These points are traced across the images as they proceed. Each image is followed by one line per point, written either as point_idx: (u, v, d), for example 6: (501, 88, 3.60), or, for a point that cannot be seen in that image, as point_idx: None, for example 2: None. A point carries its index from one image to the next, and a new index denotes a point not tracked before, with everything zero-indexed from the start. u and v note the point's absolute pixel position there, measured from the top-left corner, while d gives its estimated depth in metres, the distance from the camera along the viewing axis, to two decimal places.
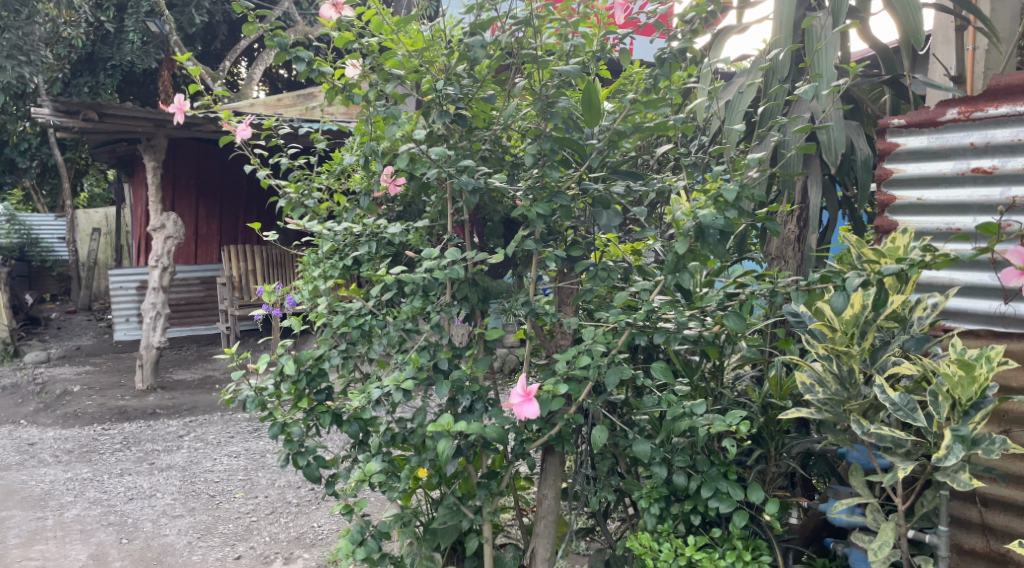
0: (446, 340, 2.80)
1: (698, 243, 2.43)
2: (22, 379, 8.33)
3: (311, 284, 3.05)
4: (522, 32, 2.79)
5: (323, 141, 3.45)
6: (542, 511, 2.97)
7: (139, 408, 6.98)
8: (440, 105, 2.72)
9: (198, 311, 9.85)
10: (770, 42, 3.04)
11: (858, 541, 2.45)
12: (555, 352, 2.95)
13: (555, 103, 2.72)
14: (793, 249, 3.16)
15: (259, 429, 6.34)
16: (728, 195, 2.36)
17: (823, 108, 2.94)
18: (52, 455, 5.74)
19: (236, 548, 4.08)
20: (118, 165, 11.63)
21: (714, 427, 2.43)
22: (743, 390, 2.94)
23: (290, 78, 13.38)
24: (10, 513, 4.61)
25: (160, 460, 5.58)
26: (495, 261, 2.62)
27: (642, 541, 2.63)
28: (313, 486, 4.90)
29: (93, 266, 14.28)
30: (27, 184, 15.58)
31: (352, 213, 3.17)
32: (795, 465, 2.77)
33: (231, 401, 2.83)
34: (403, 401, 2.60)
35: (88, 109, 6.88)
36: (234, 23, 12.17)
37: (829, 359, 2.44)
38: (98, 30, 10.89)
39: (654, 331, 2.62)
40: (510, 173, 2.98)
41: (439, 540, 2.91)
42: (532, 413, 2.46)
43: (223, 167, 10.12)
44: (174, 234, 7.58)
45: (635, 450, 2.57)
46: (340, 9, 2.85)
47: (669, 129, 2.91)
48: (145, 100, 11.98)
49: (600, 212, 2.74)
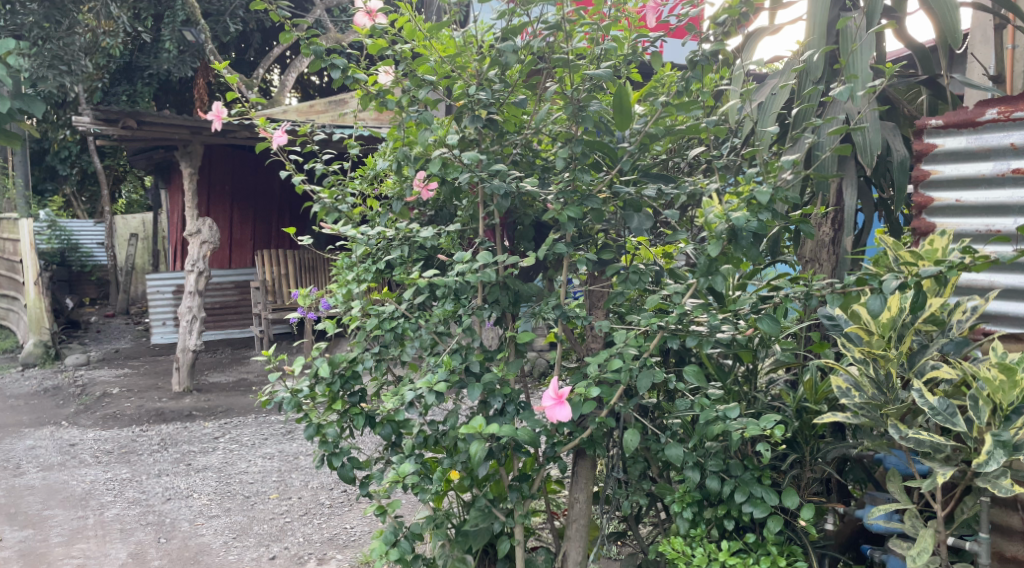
0: (477, 343, 2.81)
1: (732, 246, 2.42)
2: (64, 381, 8.53)
3: (344, 287, 3.08)
4: (553, 36, 2.80)
5: (356, 146, 3.47)
6: (573, 515, 2.97)
7: (176, 410, 7.11)
8: (472, 110, 2.75)
9: (232, 314, 10.05)
10: (804, 43, 3.00)
11: (896, 548, 2.41)
12: (586, 355, 2.96)
13: (586, 107, 2.72)
14: (828, 251, 3.13)
15: (292, 431, 6.41)
16: (761, 198, 2.36)
17: (859, 109, 2.90)
18: (93, 455, 5.87)
19: (272, 548, 4.14)
20: (156, 171, 11.86)
21: (749, 431, 2.41)
22: (777, 394, 2.92)
23: (322, 85, 13.56)
24: (52, 512, 4.71)
25: (195, 461, 5.67)
26: (526, 264, 2.63)
27: (674, 545, 2.60)
28: (345, 488, 4.94)
29: (131, 270, 14.56)
30: (67, 192, 15.95)
31: (384, 218, 3.21)
32: (830, 470, 2.73)
33: (267, 403, 2.88)
34: (436, 403, 2.61)
35: (127, 117, 7.02)
36: (268, 31, 12.38)
37: (866, 362, 2.41)
38: (136, 39, 11.12)
39: (686, 334, 2.61)
40: (541, 177, 3.00)
41: (471, 541, 2.94)
42: (564, 416, 2.47)
43: (258, 173, 10.26)
44: (210, 239, 7.71)
45: (667, 454, 2.56)
46: (374, 17, 2.86)
47: (700, 132, 2.87)
48: (182, 108, 12.20)
49: (631, 215, 2.75)
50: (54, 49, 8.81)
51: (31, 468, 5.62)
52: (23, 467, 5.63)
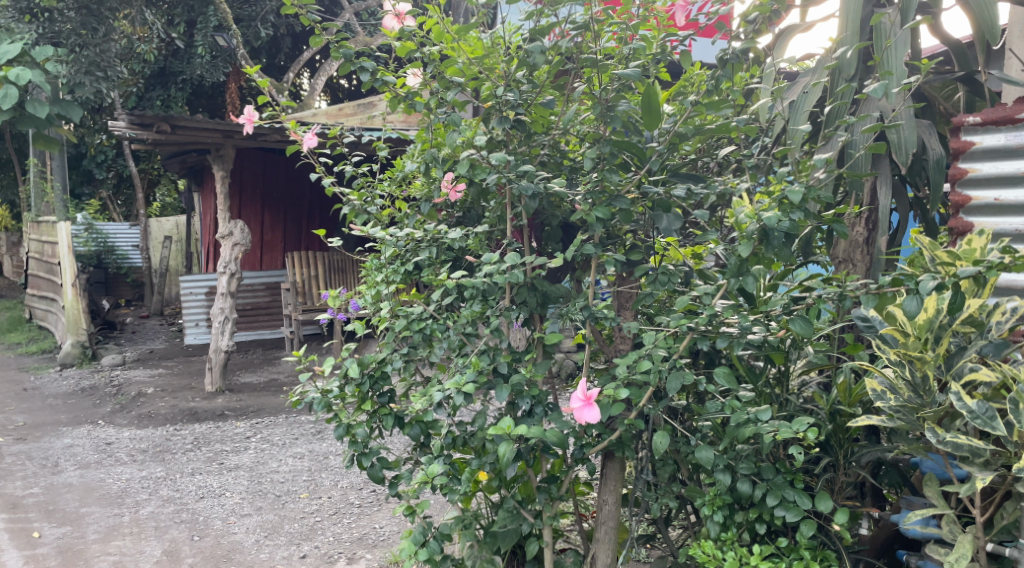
0: (505, 344, 2.80)
1: (763, 246, 2.39)
2: (101, 381, 8.69)
3: (373, 289, 3.09)
4: (581, 36, 2.78)
5: (385, 149, 3.47)
6: (602, 517, 2.96)
7: (209, 410, 7.20)
8: (500, 111, 2.75)
9: (263, 315, 10.15)
10: (836, 40, 2.95)
11: (932, 553, 2.37)
12: (615, 356, 2.95)
13: (614, 107, 2.71)
14: (862, 252, 3.07)
15: (323, 431, 6.46)
16: (793, 197, 2.32)
17: (893, 107, 2.84)
18: (128, 454, 5.96)
19: (302, 547, 4.17)
20: (189, 175, 12.04)
21: (780, 434, 2.38)
22: (809, 397, 2.87)
23: (351, 88, 13.70)
24: (89, 510, 4.79)
25: (228, 460, 5.73)
26: (554, 265, 2.62)
27: (704, 549, 2.58)
28: (374, 488, 4.97)
29: (166, 272, 14.74)
30: (104, 195, 16.24)
31: (412, 219, 3.23)
32: (864, 474, 2.69)
33: (298, 403, 2.90)
34: (464, 404, 2.61)
35: (161, 121, 7.11)
36: (298, 36, 12.55)
37: (902, 364, 2.35)
38: (170, 45, 11.30)
39: (716, 335, 2.59)
40: (569, 178, 2.98)
41: (499, 542, 2.94)
42: (593, 417, 2.45)
43: (289, 176, 10.36)
44: (241, 241, 7.79)
45: (697, 456, 2.54)
46: (402, 19, 2.89)
47: (730, 131, 2.84)
48: (214, 112, 12.37)
49: (660, 216, 2.71)
50: (91, 56, 8.73)
51: (69, 466, 5.72)
52: (60, 465, 5.73)
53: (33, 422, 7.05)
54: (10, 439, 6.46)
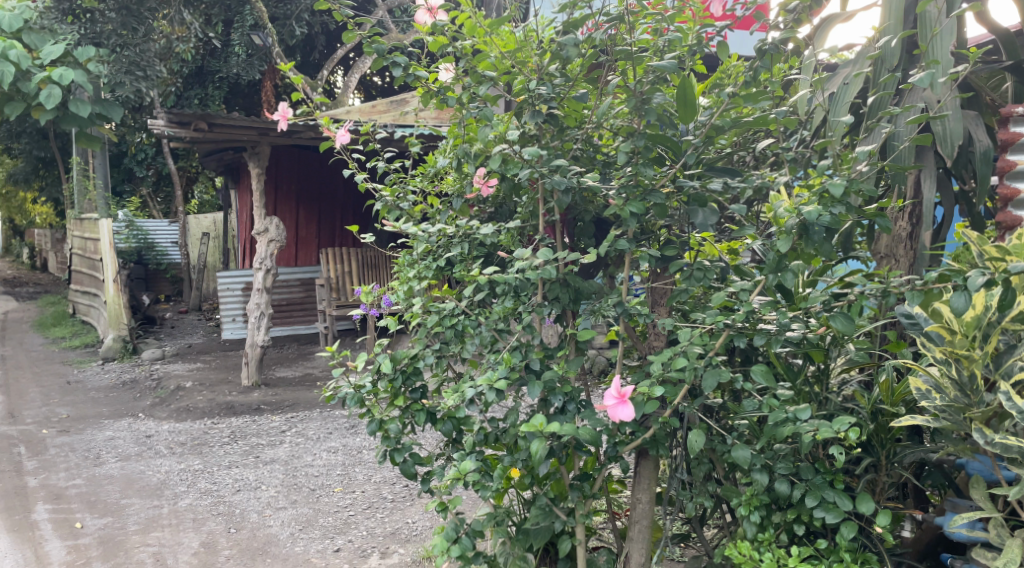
0: (538, 340, 2.77)
1: (803, 241, 2.34)
2: (141, 375, 8.84)
3: (405, 284, 3.08)
4: (615, 29, 2.74)
5: (417, 144, 3.45)
6: (636, 516, 2.92)
7: (245, 403, 7.27)
8: (532, 105, 2.72)
9: (298, 311, 10.25)
10: (879, 30, 2.87)
11: (979, 558, 2.30)
12: (648, 354, 2.90)
13: (649, 99, 2.65)
14: (904, 247, 2.96)
15: (357, 426, 6.51)
16: (834, 190, 2.26)
17: (939, 98, 2.76)
18: (167, 447, 6.04)
19: (336, 541, 4.19)
20: (226, 173, 12.19)
21: (821, 434, 2.32)
22: (850, 396, 2.79)
23: (384, 85, 13.81)
24: (130, 501, 4.86)
25: (263, 454, 5.79)
26: (587, 261, 2.58)
27: (741, 549, 2.54)
28: (407, 484, 4.98)
29: (203, 268, 14.95)
30: (144, 193, 16.52)
31: (445, 215, 3.22)
32: (907, 475, 2.62)
33: (331, 398, 2.91)
34: (496, 401, 2.59)
35: (198, 119, 7.22)
36: (332, 34, 12.67)
37: (948, 363, 2.29)
38: (207, 45, 11.55)
39: (754, 333, 2.54)
40: (602, 173, 2.93)
41: (531, 539, 2.91)
42: (627, 415, 2.42)
43: (323, 172, 10.43)
44: (277, 237, 7.86)
45: (734, 456, 2.49)
46: (435, 13, 2.83)
47: (768, 124, 2.77)
48: (250, 110, 12.51)
49: (696, 211, 2.68)
50: (132, 55, 8.75)
51: (110, 458, 5.82)
52: (102, 458, 5.84)
53: (76, 415, 7.19)
54: (54, 432, 6.60)
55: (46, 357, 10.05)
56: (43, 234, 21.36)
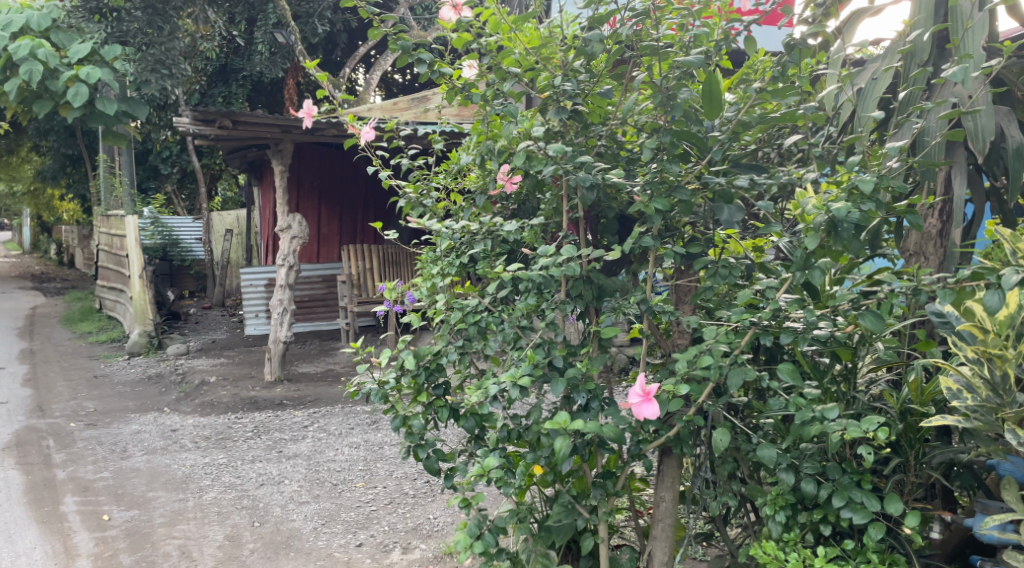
0: (561, 337, 2.77)
1: (831, 238, 2.31)
2: (166, 369, 8.94)
3: (428, 281, 3.07)
4: (641, 24, 2.72)
5: (441, 141, 3.45)
6: (659, 514, 2.91)
7: (268, 398, 7.32)
8: (557, 102, 2.71)
9: (320, 307, 10.30)
10: (909, 24, 2.83)
11: (1010, 560, 2.26)
12: (672, 352, 2.88)
13: (676, 95, 2.63)
14: (934, 245, 2.90)
15: (378, 421, 6.53)
16: (864, 187, 2.24)
17: (971, 92, 2.71)
18: (192, 441, 6.11)
19: (358, 535, 4.22)
20: (250, 170, 12.29)
21: (849, 433, 2.29)
22: (877, 395, 2.76)
23: (405, 82, 13.85)
24: (156, 494, 4.92)
25: (286, 449, 5.83)
26: (611, 258, 2.57)
27: (766, 549, 2.52)
28: (429, 479, 5.00)
29: (227, 264, 15.07)
30: (169, 189, 16.71)
31: (468, 212, 3.22)
32: (936, 476, 2.59)
33: (355, 394, 2.93)
34: (520, 398, 2.58)
35: (223, 116, 7.29)
36: (354, 32, 12.74)
37: (979, 363, 2.26)
38: (231, 43, 11.81)
39: (780, 330, 2.52)
40: (626, 169, 2.92)
41: (554, 537, 2.90)
42: (651, 413, 2.41)
43: (345, 169, 10.47)
44: (299, 234, 7.91)
45: (759, 455, 2.46)
46: (460, 10, 2.81)
47: (796, 120, 2.73)
48: (273, 108, 12.60)
49: (721, 208, 2.64)
50: (157, 54, 8.69)
51: (137, 451, 5.89)
52: (129, 451, 5.91)
53: (103, 409, 7.29)
54: (82, 425, 6.70)
55: (74, 352, 10.19)
56: (72, 230, 21.70)
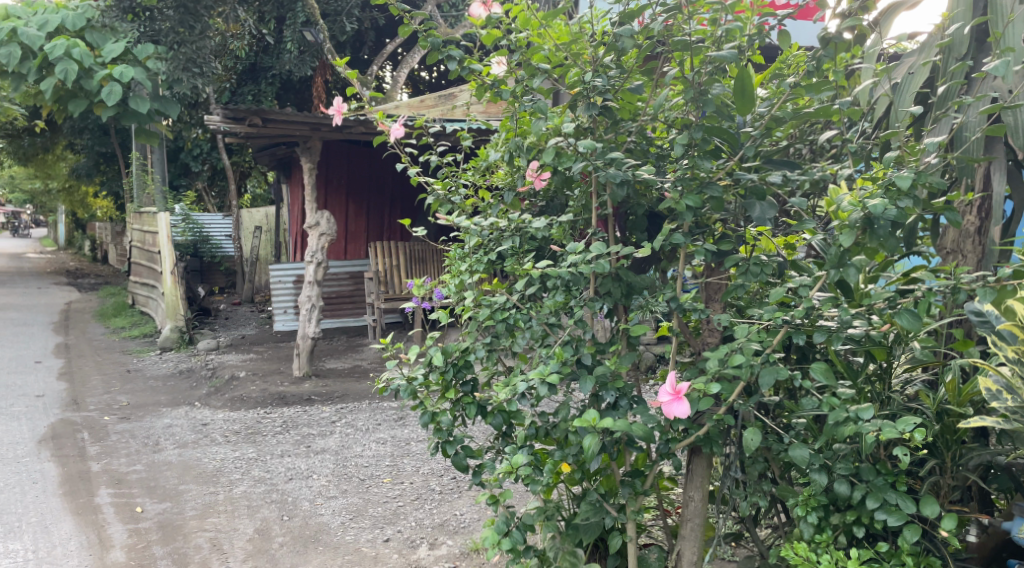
0: (589, 335, 2.75)
1: (867, 235, 2.27)
2: (197, 364, 9.05)
3: (457, 278, 3.08)
4: (673, 19, 2.69)
5: (469, 138, 3.44)
6: (688, 514, 2.89)
7: (296, 393, 7.38)
8: (587, 98, 2.69)
9: (348, 303, 10.36)
10: (948, 17, 2.78)
11: None
12: (702, 350, 2.86)
13: (708, 90, 2.60)
14: (972, 242, 2.83)
15: (405, 417, 6.56)
16: (901, 183, 2.20)
17: (1011, 87, 2.67)
18: (223, 435, 6.19)
19: (385, 530, 4.24)
20: (278, 168, 12.40)
21: (885, 434, 2.26)
22: (913, 396, 2.71)
23: (432, 80, 13.91)
24: (187, 487, 4.99)
25: (315, 444, 5.88)
26: (641, 255, 2.55)
27: (798, 550, 2.49)
28: (455, 476, 5.01)
29: (256, 261, 15.22)
30: (200, 187, 16.92)
31: (496, 209, 3.21)
32: (973, 478, 2.54)
33: (384, 390, 2.94)
34: (548, 395, 2.58)
35: (253, 114, 7.36)
36: (381, 30, 12.80)
37: (1020, 362, 2.25)
38: (260, 42, 11.89)
39: (814, 329, 2.48)
40: (656, 166, 2.90)
41: (581, 535, 2.89)
42: (682, 412, 2.38)
43: (372, 167, 10.52)
44: (327, 231, 7.97)
45: (791, 455, 2.43)
46: (489, 6, 2.85)
47: (831, 115, 2.69)
48: (302, 106, 12.71)
49: (754, 204, 2.59)
50: (188, 52, 8.66)
51: (168, 445, 5.98)
52: (161, 444, 6.00)
53: (136, 403, 7.41)
54: (115, 418, 6.81)
55: (107, 346, 10.36)
56: (106, 227, 22.04)
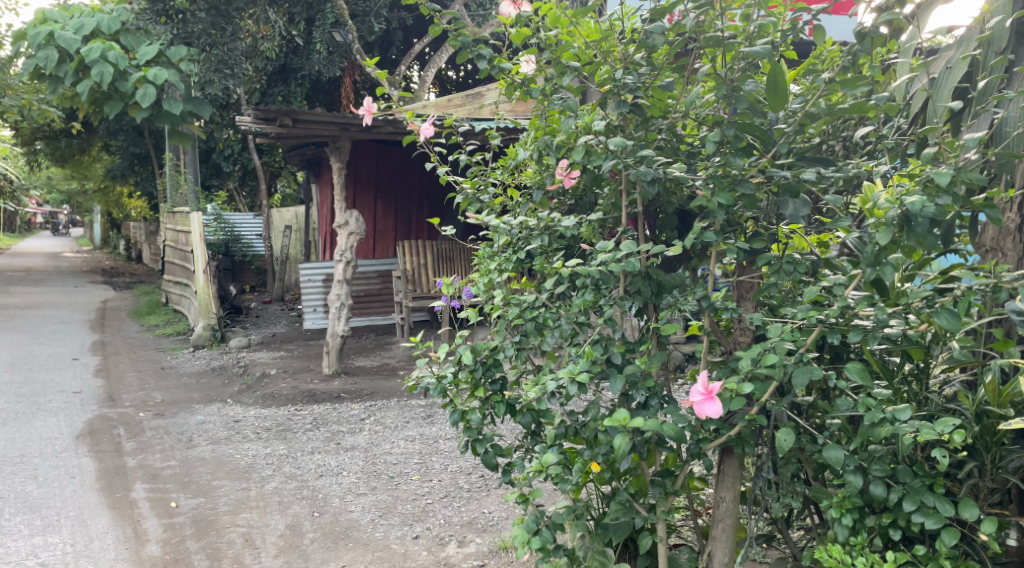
0: (619, 334, 2.73)
1: (904, 233, 2.23)
2: (228, 362, 9.17)
3: (486, 277, 3.07)
4: (704, 15, 2.66)
5: (498, 136, 3.44)
6: (719, 514, 2.87)
7: (326, 391, 7.44)
8: (617, 95, 2.69)
9: (376, 302, 10.42)
10: (987, 10, 2.70)
11: None
12: (734, 349, 2.83)
13: (741, 86, 2.58)
14: (1013, 239, 2.78)
15: (433, 415, 6.59)
16: (940, 179, 2.16)
17: None
18: (254, 432, 6.26)
19: (415, 527, 4.26)
20: (308, 167, 12.52)
21: (922, 435, 2.22)
22: (951, 396, 2.66)
23: (460, 79, 13.94)
24: (220, 483, 5.05)
25: (344, 441, 5.93)
26: (672, 253, 2.53)
27: (832, 552, 2.46)
28: (483, 474, 5.02)
29: (286, 260, 15.37)
30: (231, 187, 17.13)
31: (525, 207, 3.21)
32: (1013, 480, 2.48)
33: (414, 388, 2.95)
34: (578, 394, 2.57)
35: (284, 115, 7.44)
36: (409, 30, 12.85)
37: None
38: (290, 43, 11.99)
39: (849, 328, 2.45)
40: (686, 163, 2.86)
41: (611, 534, 2.88)
42: (714, 412, 2.36)
43: (400, 166, 10.57)
44: (356, 230, 8.01)
45: (826, 456, 2.40)
46: (518, 5, 2.87)
47: (867, 111, 2.64)
48: (331, 106, 12.81)
49: (786, 202, 2.57)
50: (220, 54, 8.76)
51: (202, 441, 6.06)
52: (194, 440, 6.08)
53: (170, 399, 7.52)
54: (150, 415, 6.91)
55: (142, 344, 10.53)
56: (140, 226, 22.41)
